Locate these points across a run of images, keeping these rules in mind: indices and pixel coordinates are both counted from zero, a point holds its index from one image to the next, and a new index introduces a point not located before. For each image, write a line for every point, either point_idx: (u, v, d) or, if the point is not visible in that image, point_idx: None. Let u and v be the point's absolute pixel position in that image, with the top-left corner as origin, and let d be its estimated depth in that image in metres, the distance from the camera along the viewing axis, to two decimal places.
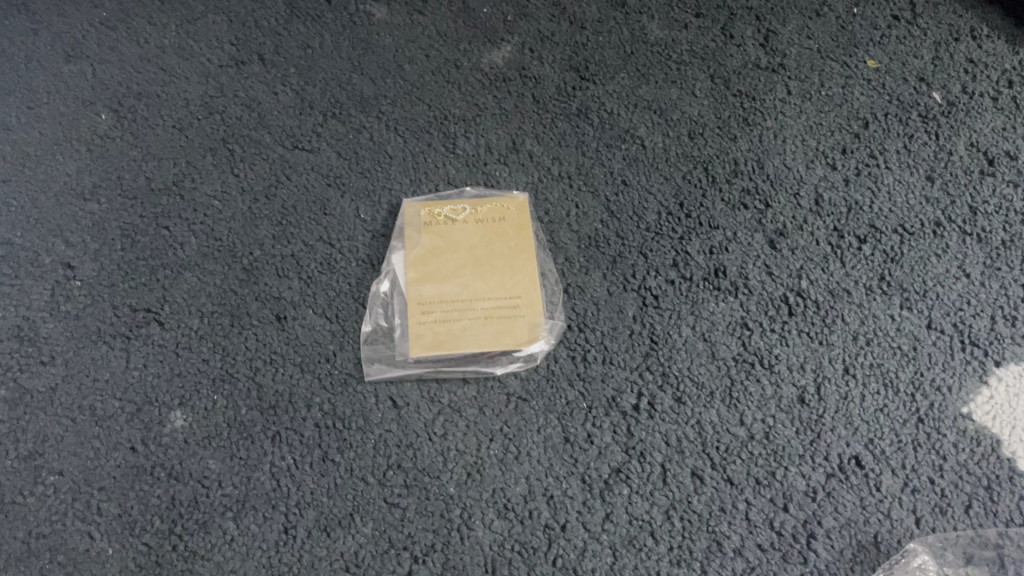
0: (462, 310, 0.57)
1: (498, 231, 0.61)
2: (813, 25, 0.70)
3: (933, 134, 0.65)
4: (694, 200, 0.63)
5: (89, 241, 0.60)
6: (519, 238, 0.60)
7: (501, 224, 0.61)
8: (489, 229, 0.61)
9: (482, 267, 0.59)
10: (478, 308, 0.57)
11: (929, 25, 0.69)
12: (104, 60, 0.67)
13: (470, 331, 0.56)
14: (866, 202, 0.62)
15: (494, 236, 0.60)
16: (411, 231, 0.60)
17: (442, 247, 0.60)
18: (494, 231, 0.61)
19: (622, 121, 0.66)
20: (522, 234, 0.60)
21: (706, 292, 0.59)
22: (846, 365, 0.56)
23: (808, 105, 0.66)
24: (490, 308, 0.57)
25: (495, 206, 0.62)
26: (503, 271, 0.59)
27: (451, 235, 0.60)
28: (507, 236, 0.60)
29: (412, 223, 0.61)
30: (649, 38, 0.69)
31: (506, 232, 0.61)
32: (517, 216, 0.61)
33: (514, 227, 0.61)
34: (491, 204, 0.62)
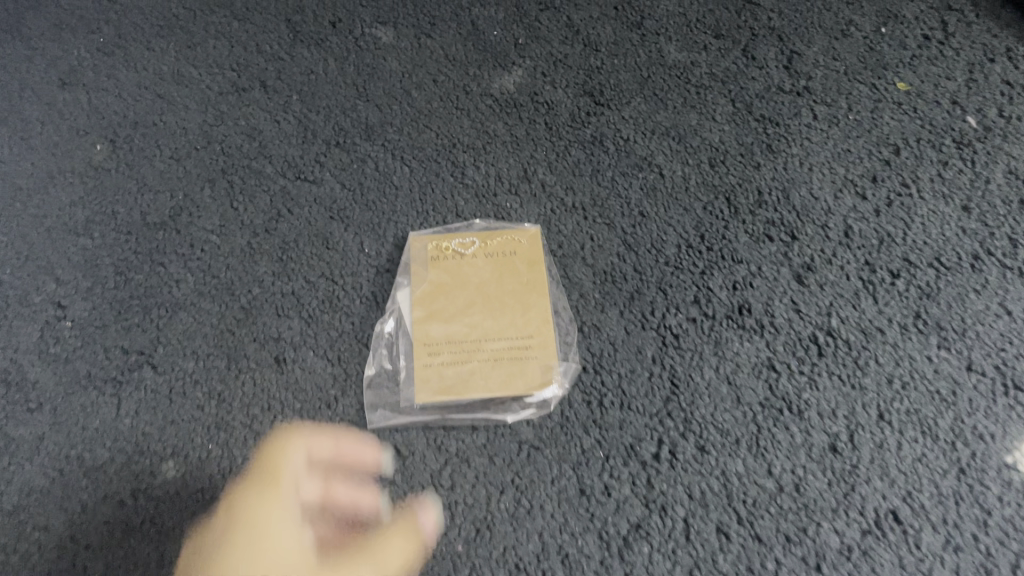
0: (470, 352, 0.54)
1: (508, 265, 0.57)
2: (839, 46, 0.67)
3: (968, 161, 0.61)
4: (715, 232, 0.59)
5: (81, 280, 0.57)
6: (531, 274, 0.57)
7: (511, 258, 0.58)
8: (499, 263, 0.58)
9: (491, 304, 0.56)
10: (488, 349, 0.54)
11: (962, 45, 0.66)
12: (101, 88, 0.65)
13: (478, 375, 0.53)
14: (899, 234, 0.59)
15: (504, 271, 0.57)
16: (417, 267, 0.57)
17: (449, 284, 0.57)
18: (504, 266, 0.57)
19: (639, 148, 0.63)
20: (534, 269, 0.57)
21: (730, 331, 0.56)
22: (881, 411, 0.53)
23: (835, 131, 0.63)
24: (500, 349, 0.54)
25: (506, 238, 0.59)
26: (514, 308, 0.56)
27: (459, 271, 0.57)
28: (517, 271, 0.57)
29: (418, 258, 0.58)
30: (667, 61, 0.66)
31: (517, 267, 0.57)
32: (529, 250, 0.58)
33: (525, 261, 0.58)
34: (501, 237, 0.59)
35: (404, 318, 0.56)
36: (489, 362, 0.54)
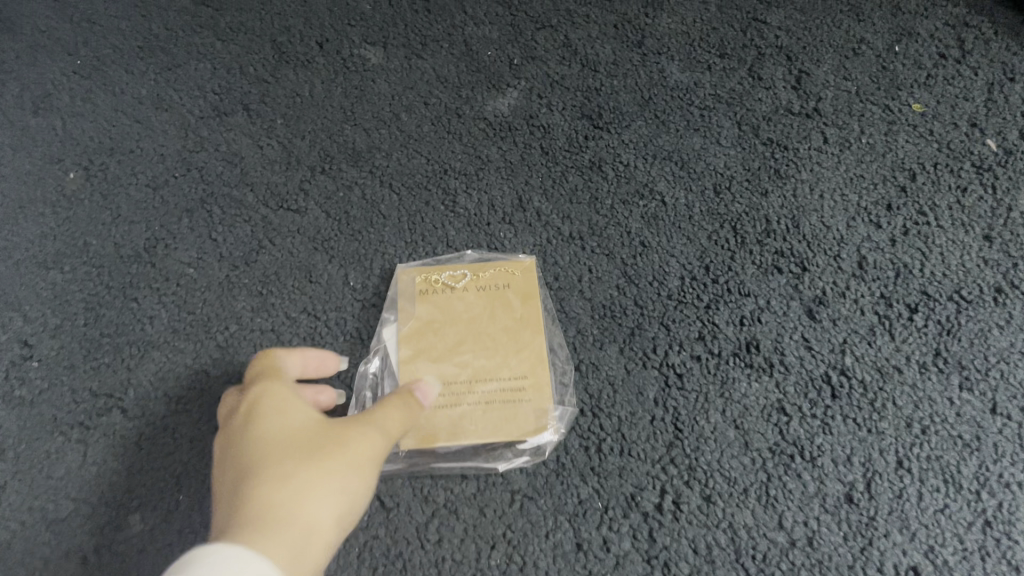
0: (459, 394, 0.51)
1: (501, 300, 0.54)
2: (851, 65, 0.63)
3: (989, 187, 0.58)
4: (721, 263, 0.56)
5: (49, 316, 0.54)
6: (526, 308, 0.54)
7: (503, 292, 0.54)
8: (490, 297, 0.54)
9: (482, 342, 0.53)
10: (478, 391, 0.51)
11: (980, 64, 0.63)
12: (76, 113, 0.62)
13: (468, 419, 0.50)
14: (917, 265, 0.55)
15: (496, 306, 0.54)
16: (404, 302, 0.54)
17: (438, 320, 0.53)
18: (496, 300, 0.54)
19: (640, 174, 0.59)
20: (527, 303, 0.54)
21: (738, 370, 0.52)
22: (900, 457, 0.49)
23: (847, 155, 0.60)
24: (491, 392, 0.51)
25: (498, 270, 0.55)
26: (506, 346, 0.52)
27: (448, 306, 0.54)
28: (510, 306, 0.54)
29: (405, 292, 0.54)
30: (669, 82, 0.63)
31: (510, 301, 0.54)
32: (523, 282, 0.55)
33: (519, 294, 0.54)
34: (493, 269, 0.55)
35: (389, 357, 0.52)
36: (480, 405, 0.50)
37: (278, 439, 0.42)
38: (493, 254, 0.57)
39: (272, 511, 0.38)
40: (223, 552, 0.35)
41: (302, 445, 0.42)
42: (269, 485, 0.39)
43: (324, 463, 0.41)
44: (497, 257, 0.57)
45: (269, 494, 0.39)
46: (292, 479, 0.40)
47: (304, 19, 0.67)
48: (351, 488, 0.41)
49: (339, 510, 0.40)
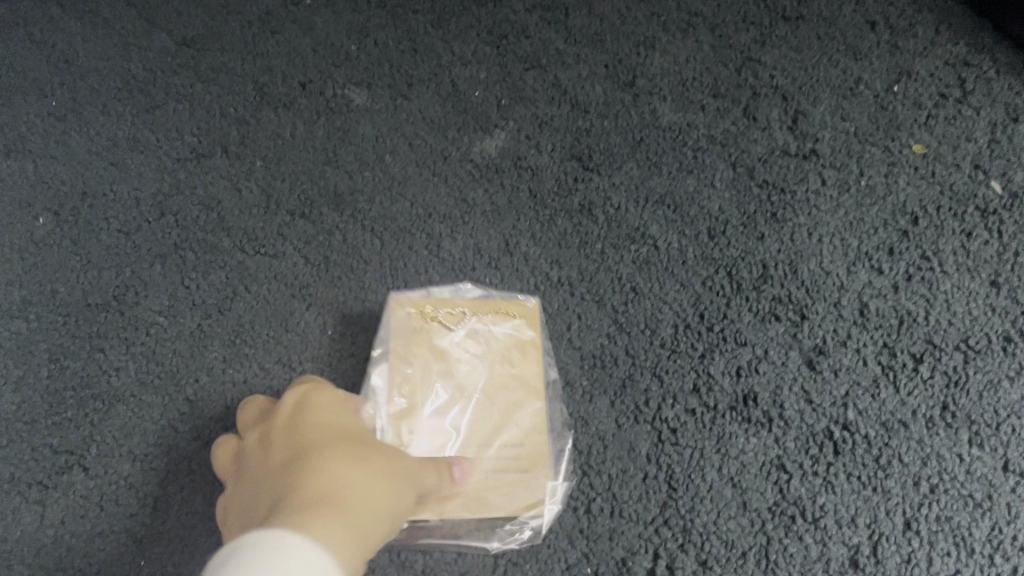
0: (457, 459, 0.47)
1: (505, 352, 0.51)
2: (848, 105, 0.61)
3: (994, 231, 0.56)
4: (716, 310, 0.54)
5: (10, 367, 0.52)
6: (527, 368, 0.50)
7: (507, 344, 0.51)
8: (493, 347, 0.51)
9: (485, 399, 0.49)
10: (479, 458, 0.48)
11: (982, 103, 0.61)
12: (50, 156, 0.60)
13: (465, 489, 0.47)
14: (921, 314, 0.53)
15: (499, 357, 0.50)
16: (398, 345, 0.49)
17: (435, 368, 0.49)
18: (499, 351, 0.51)
19: (632, 218, 0.57)
20: (531, 358, 0.51)
21: (735, 424, 0.50)
22: (908, 519, 0.48)
23: (846, 198, 0.57)
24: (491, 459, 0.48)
25: (502, 316, 0.51)
26: (509, 408, 0.49)
27: (447, 354, 0.50)
28: (514, 360, 0.51)
29: (399, 332, 0.50)
30: (662, 122, 0.61)
31: (514, 355, 0.51)
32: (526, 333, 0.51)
33: (524, 348, 0.51)
34: (497, 314, 0.51)
35: None
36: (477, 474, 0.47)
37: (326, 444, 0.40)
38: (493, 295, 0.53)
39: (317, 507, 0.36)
40: (281, 534, 0.31)
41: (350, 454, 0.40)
42: (317, 483, 0.37)
43: (372, 474, 0.39)
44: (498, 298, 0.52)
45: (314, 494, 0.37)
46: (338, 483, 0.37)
47: (287, 59, 0.63)
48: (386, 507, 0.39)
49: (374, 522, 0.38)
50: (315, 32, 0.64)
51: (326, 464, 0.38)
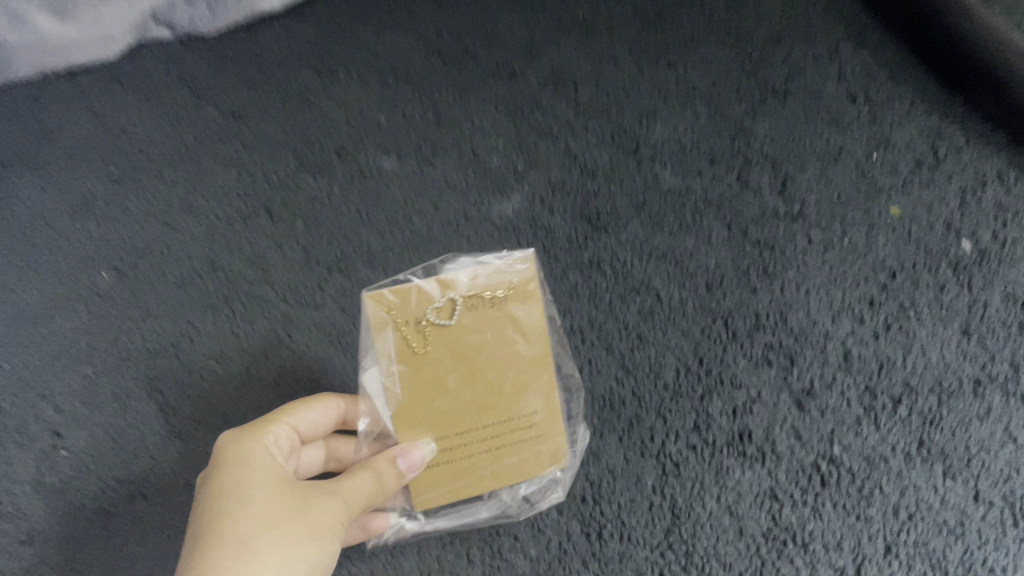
0: (470, 449, 0.49)
1: (504, 335, 0.48)
2: (833, 171, 0.68)
3: (966, 285, 0.62)
4: (714, 355, 0.59)
5: (78, 406, 0.60)
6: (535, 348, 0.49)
7: (506, 326, 0.48)
8: (490, 331, 0.48)
9: (489, 388, 0.48)
10: (494, 445, 0.49)
11: (954, 169, 0.67)
12: (110, 217, 0.67)
13: (484, 472, 0.50)
14: (899, 359, 0.59)
15: (499, 343, 0.48)
16: (388, 353, 0.47)
17: (432, 367, 0.47)
18: (499, 335, 0.48)
19: (636, 272, 0.63)
20: (532, 334, 0.49)
21: (732, 458, 0.56)
22: (888, 543, 0.54)
23: (831, 255, 0.63)
24: (505, 442, 0.49)
25: (494, 296, 0.48)
26: (516, 391, 0.49)
27: (443, 351, 0.47)
28: (514, 341, 0.48)
29: (384, 339, 0.47)
30: (663, 186, 0.67)
31: (515, 335, 0.48)
32: (525, 305, 0.48)
33: (526, 325, 0.48)
34: (489, 295, 0.47)
35: None
36: (494, 459, 0.50)
37: (267, 496, 0.43)
38: (482, 266, 0.48)
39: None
40: None
41: (291, 510, 0.43)
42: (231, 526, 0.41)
43: (311, 537, 0.43)
44: (488, 268, 0.48)
45: (252, 561, 0.40)
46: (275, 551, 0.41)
47: (324, 129, 0.70)
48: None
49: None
50: (350, 105, 0.71)
51: (265, 525, 0.42)
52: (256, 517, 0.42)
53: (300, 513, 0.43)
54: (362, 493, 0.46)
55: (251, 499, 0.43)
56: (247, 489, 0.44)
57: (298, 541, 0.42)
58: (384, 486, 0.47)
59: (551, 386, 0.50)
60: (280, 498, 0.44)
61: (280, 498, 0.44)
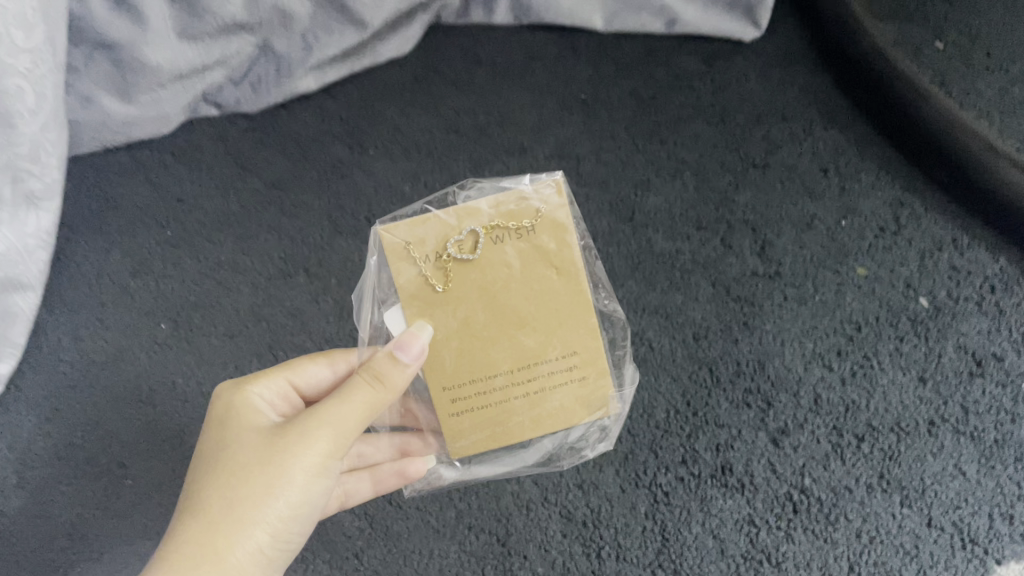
0: (504, 385, 0.52)
1: (531, 263, 0.51)
2: (806, 236, 0.76)
3: (922, 337, 0.70)
4: (700, 398, 0.67)
5: (141, 441, 0.69)
6: (565, 280, 0.52)
7: (531, 252, 0.51)
8: (517, 259, 0.51)
9: (520, 315, 0.52)
10: (529, 380, 0.53)
11: (914, 235, 0.76)
12: (167, 275, 0.76)
13: (524, 407, 0.53)
14: (862, 402, 0.67)
15: (525, 270, 0.51)
16: (412, 287, 0.50)
17: (458, 299, 0.51)
18: (523, 262, 0.51)
19: (632, 325, 0.71)
20: (558, 260, 0.52)
21: (715, 488, 0.64)
22: (851, 563, 0.62)
23: (804, 310, 0.72)
24: (542, 380, 0.53)
25: (520, 224, 0.51)
26: (546, 322, 0.52)
27: (467, 280, 0.51)
28: (543, 268, 0.52)
29: (408, 273, 0.50)
30: (655, 248, 0.76)
31: (542, 262, 0.51)
32: (553, 234, 0.51)
33: (554, 253, 0.52)
34: (513, 222, 0.51)
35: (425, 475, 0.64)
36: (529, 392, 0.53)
37: (238, 451, 0.47)
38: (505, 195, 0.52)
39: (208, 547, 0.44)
40: None
41: (255, 461, 0.46)
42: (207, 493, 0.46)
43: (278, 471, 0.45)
44: (511, 195, 0.52)
45: (226, 522, 0.45)
46: (234, 513, 0.45)
47: (355, 197, 0.79)
48: (297, 512, 0.46)
49: (290, 523, 0.46)
50: (377, 176, 0.81)
51: (226, 481, 0.46)
52: (217, 478, 0.46)
53: (261, 464, 0.46)
54: (343, 420, 0.47)
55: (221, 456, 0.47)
56: (217, 449, 0.48)
57: (268, 488, 0.45)
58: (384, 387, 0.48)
59: (590, 315, 0.53)
60: (248, 449, 0.47)
61: (250, 448, 0.47)
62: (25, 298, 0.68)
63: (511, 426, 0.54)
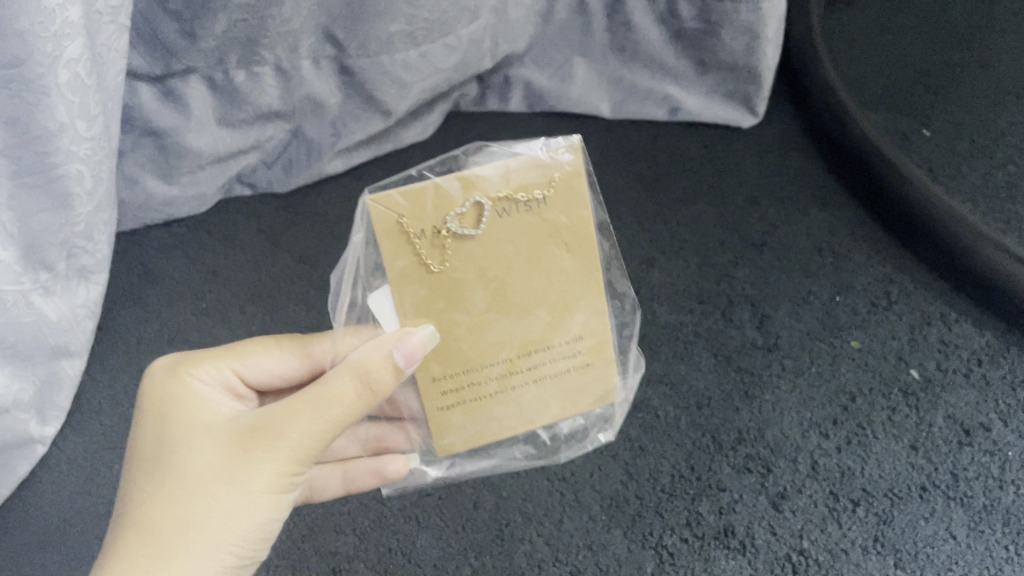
0: (502, 374, 0.52)
1: (541, 242, 0.49)
2: (802, 310, 0.81)
3: (914, 407, 0.74)
4: (703, 464, 0.72)
5: None
6: (575, 261, 0.50)
7: (542, 228, 0.49)
8: (527, 237, 0.48)
9: (527, 299, 0.50)
10: (528, 367, 0.52)
11: (905, 310, 0.81)
12: (203, 344, 0.81)
13: (521, 397, 0.54)
14: (856, 468, 0.71)
15: (533, 249, 0.49)
16: (408, 267, 0.47)
17: (457, 279, 0.48)
18: (532, 239, 0.49)
19: (638, 393, 0.76)
20: (569, 237, 0.49)
21: (718, 550, 0.68)
22: None
23: (801, 380, 0.76)
24: (542, 368, 0.53)
25: (533, 196, 0.48)
26: (551, 307, 0.51)
27: (467, 258, 0.48)
28: (556, 248, 0.49)
29: (403, 253, 0.47)
30: (659, 320, 0.81)
31: (553, 240, 0.49)
32: (567, 210, 0.49)
33: (568, 228, 0.49)
34: (524, 194, 0.48)
35: (442, 534, 0.70)
36: (529, 384, 0.53)
37: (192, 455, 0.49)
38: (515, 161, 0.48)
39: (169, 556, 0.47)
40: None
41: (218, 471, 0.48)
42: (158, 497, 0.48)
43: (234, 482, 0.48)
44: (523, 161, 0.48)
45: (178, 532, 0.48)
46: (196, 525, 0.48)
47: None
48: (260, 524, 0.50)
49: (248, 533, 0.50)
50: None
51: (190, 489, 0.48)
52: (174, 487, 0.48)
53: (224, 478, 0.48)
54: (309, 438, 0.49)
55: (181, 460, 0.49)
56: (175, 449, 0.50)
57: (224, 499, 0.48)
58: (360, 391, 0.49)
59: (598, 297, 0.52)
60: (210, 456, 0.49)
61: (210, 459, 0.49)
62: (71, 364, 0.73)
63: (505, 420, 0.55)
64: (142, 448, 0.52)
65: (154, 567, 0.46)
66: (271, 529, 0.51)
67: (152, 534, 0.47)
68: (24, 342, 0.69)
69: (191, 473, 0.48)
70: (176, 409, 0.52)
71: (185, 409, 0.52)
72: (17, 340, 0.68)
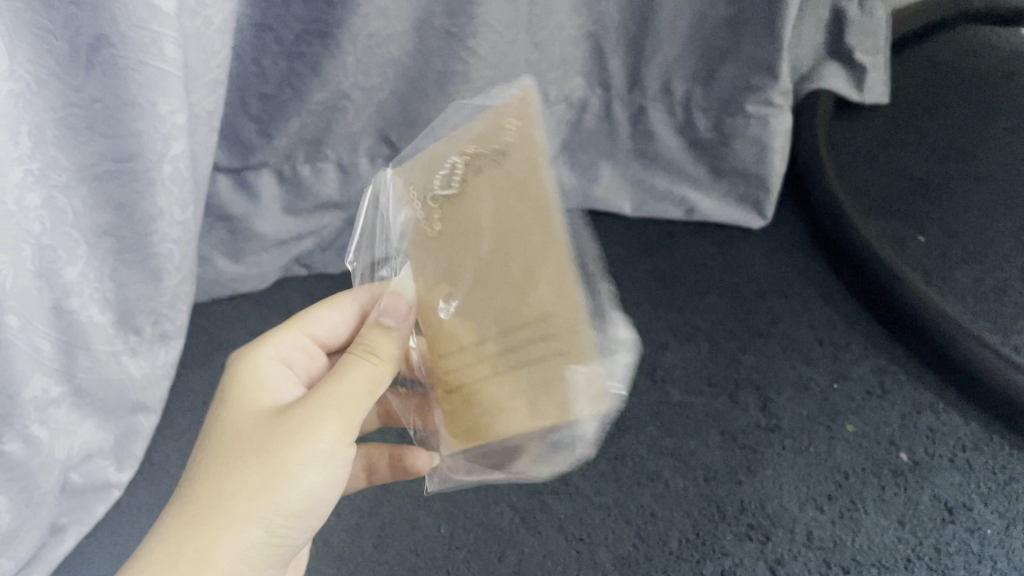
0: (474, 349, 0.50)
1: (505, 198, 0.47)
2: (802, 396, 0.89)
3: (903, 486, 0.82)
4: (709, 531, 0.79)
5: None
6: (522, 205, 0.46)
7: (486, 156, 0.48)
8: (489, 199, 0.48)
9: (487, 257, 0.48)
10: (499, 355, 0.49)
11: (897, 399, 0.89)
12: None
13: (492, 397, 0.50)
14: (847, 539, 0.78)
15: (494, 202, 0.47)
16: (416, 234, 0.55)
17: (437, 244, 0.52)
18: (495, 197, 0.47)
19: (650, 465, 0.84)
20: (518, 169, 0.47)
21: None
22: None
23: (800, 459, 0.84)
24: (505, 346, 0.48)
25: (490, 149, 0.47)
26: (502, 265, 0.47)
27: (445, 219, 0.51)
28: (507, 197, 0.47)
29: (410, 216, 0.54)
30: (672, 400, 0.90)
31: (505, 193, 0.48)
32: (524, 160, 0.46)
33: (513, 181, 0.47)
34: (479, 146, 0.48)
35: None
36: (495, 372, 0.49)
37: (239, 433, 0.53)
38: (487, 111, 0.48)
39: (210, 530, 0.50)
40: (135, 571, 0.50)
41: (257, 448, 0.52)
42: (204, 474, 0.52)
43: (268, 453, 0.51)
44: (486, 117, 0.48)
45: (215, 502, 0.51)
46: (231, 500, 0.50)
47: None
48: (297, 505, 0.52)
49: (287, 506, 0.52)
50: None
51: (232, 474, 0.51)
52: (216, 463, 0.52)
53: (259, 454, 0.51)
54: (339, 413, 0.52)
55: (222, 442, 0.53)
56: (222, 431, 0.54)
57: (258, 469, 0.51)
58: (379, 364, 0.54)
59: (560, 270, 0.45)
60: (248, 436, 0.52)
61: (251, 435, 0.52)
62: (148, 419, 0.83)
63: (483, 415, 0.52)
64: (196, 432, 0.55)
65: (189, 539, 0.50)
66: (311, 510, 0.54)
67: (193, 506, 0.51)
68: (110, 396, 0.79)
69: (234, 447, 0.52)
70: (231, 397, 0.56)
71: (237, 396, 0.56)
72: (106, 396, 0.79)
